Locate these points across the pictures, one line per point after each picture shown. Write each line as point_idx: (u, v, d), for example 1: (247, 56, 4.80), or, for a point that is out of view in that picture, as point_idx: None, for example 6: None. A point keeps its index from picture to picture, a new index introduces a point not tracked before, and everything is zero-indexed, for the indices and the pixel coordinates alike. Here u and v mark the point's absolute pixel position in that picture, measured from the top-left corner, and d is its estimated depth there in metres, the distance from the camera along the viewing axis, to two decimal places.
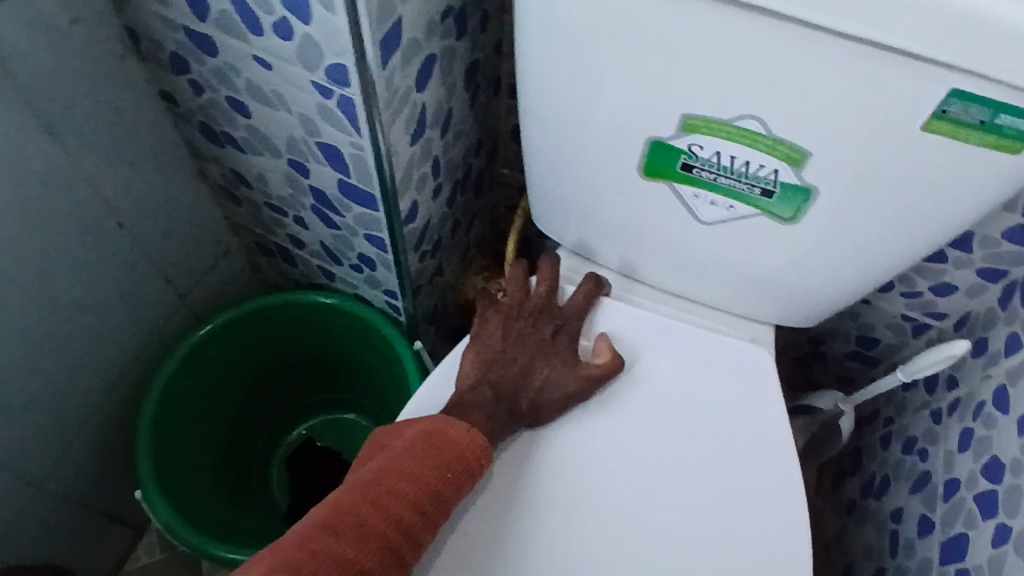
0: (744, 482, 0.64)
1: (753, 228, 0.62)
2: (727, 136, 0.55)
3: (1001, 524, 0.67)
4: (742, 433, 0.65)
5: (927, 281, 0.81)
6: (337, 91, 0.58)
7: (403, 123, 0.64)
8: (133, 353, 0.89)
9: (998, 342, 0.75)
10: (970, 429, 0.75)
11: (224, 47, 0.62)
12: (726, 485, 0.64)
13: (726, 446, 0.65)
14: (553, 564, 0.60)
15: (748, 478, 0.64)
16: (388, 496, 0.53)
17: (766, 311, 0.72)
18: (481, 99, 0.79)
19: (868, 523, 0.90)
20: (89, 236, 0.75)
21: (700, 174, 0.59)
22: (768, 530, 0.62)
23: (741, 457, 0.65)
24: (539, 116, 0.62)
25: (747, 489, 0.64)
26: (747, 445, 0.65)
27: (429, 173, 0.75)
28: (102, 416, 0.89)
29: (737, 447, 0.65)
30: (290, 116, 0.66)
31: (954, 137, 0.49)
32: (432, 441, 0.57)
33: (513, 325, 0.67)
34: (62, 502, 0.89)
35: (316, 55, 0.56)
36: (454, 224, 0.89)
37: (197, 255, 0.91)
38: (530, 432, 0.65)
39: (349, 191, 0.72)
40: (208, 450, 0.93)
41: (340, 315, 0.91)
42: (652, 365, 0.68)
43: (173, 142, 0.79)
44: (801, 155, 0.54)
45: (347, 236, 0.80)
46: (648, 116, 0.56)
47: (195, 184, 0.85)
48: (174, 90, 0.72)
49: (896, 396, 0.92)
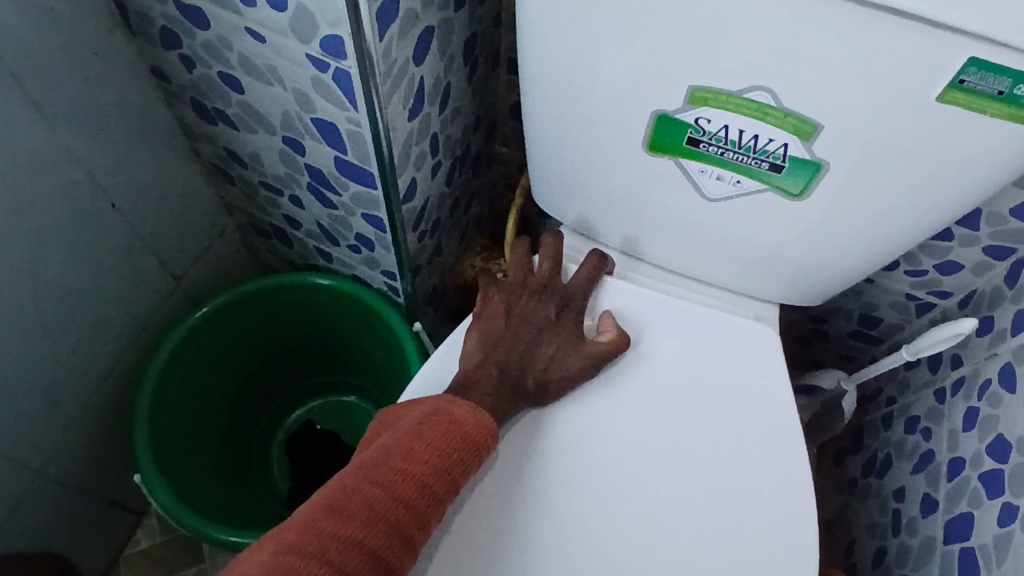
0: (750, 465, 0.63)
1: (760, 204, 0.61)
2: (735, 108, 0.53)
3: (1007, 503, 0.66)
4: (747, 410, 0.65)
5: (932, 259, 0.80)
6: (333, 64, 0.57)
7: (401, 98, 0.62)
8: (129, 336, 0.88)
9: (1005, 320, 0.74)
10: (975, 408, 0.75)
11: (216, 20, 0.60)
12: (732, 467, 0.63)
13: (731, 424, 0.64)
14: (556, 548, 0.59)
15: (755, 461, 0.63)
16: (393, 476, 0.52)
17: (771, 290, 0.71)
18: (479, 74, 0.77)
19: (870, 502, 0.90)
20: (81, 216, 0.73)
21: (706, 149, 0.58)
22: (773, 513, 0.62)
23: (746, 437, 0.64)
24: (543, 89, 0.60)
25: (752, 472, 0.63)
26: (753, 423, 0.64)
27: (428, 150, 0.73)
28: (100, 399, 0.88)
29: (741, 425, 0.64)
30: (284, 91, 0.64)
31: (970, 108, 0.47)
32: (437, 420, 0.55)
33: (516, 304, 0.66)
34: (60, 487, 0.88)
35: (311, 26, 0.54)
36: (453, 203, 0.88)
37: (192, 237, 0.90)
38: (534, 412, 0.64)
39: (345, 169, 0.70)
40: (208, 433, 0.93)
41: (338, 297, 0.90)
42: (656, 344, 0.67)
43: (164, 119, 0.78)
44: (811, 128, 0.52)
45: (345, 216, 0.79)
46: (653, 87, 0.54)
47: (187, 162, 0.83)
48: (165, 66, 0.70)
49: (898, 375, 0.91)
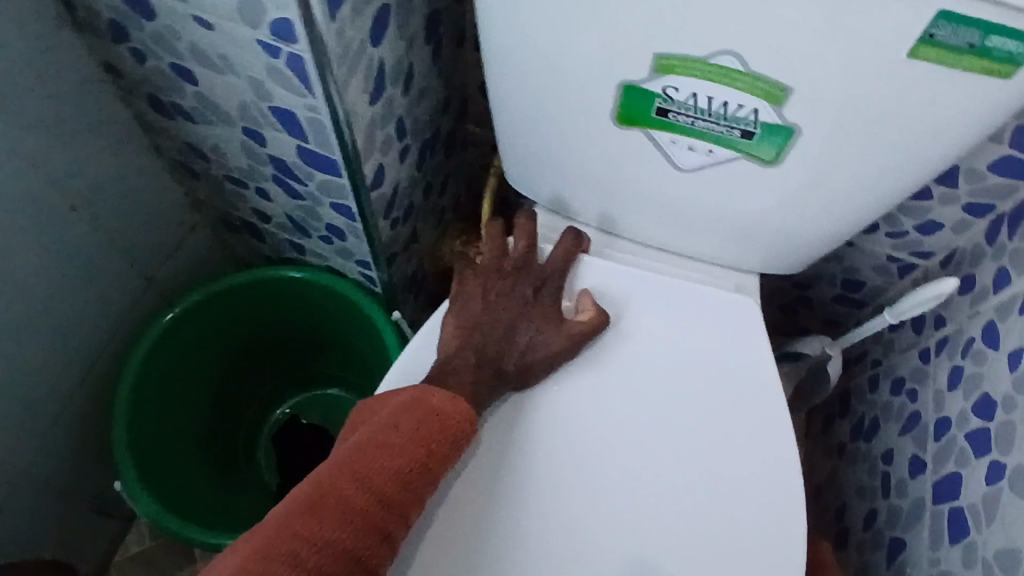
0: (739, 446, 0.62)
1: (733, 172, 0.60)
2: (702, 75, 0.51)
3: (994, 461, 0.66)
4: (736, 390, 0.64)
5: (912, 219, 0.79)
6: (284, 49, 0.54)
7: (361, 81, 0.60)
8: (102, 341, 0.85)
9: (987, 277, 0.74)
10: (960, 367, 0.75)
11: (162, 10, 0.57)
12: (720, 447, 0.62)
13: (718, 404, 0.63)
14: (542, 532, 0.58)
15: (742, 441, 0.62)
16: (368, 472, 0.50)
17: (752, 259, 0.70)
18: (444, 53, 0.75)
19: (858, 466, 0.89)
20: (40, 220, 0.71)
21: (676, 118, 0.56)
22: (760, 492, 0.61)
23: (732, 416, 0.63)
24: (507, 66, 0.58)
25: (741, 452, 0.62)
26: (740, 403, 0.63)
27: (394, 133, 0.71)
28: (76, 406, 0.86)
29: (730, 405, 0.63)
30: (239, 80, 0.61)
31: (942, 63, 0.46)
32: (413, 411, 0.54)
33: (493, 287, 0.64)
34: (43, 497, 0.87)
35: (259, 10, 0.52)
36: (426, 187, 0.86)
37: (161, 236, 0.87)
38: (515, 397, 0.62)
39: (309, 158, 0.68)
40: (191, 434, 0.91)
41: (312, 289, 0.88)
42: (636, 321, 0.65)
43: (122, 116, 0.75)
44: (781, 92, 0.51)
45: (313, 206, 0.76)
46: (619, 58, 0.53)
47: (150, 159, 0.81)
48: (117, 61, 0.68)
49: (883, 337, 0.91)
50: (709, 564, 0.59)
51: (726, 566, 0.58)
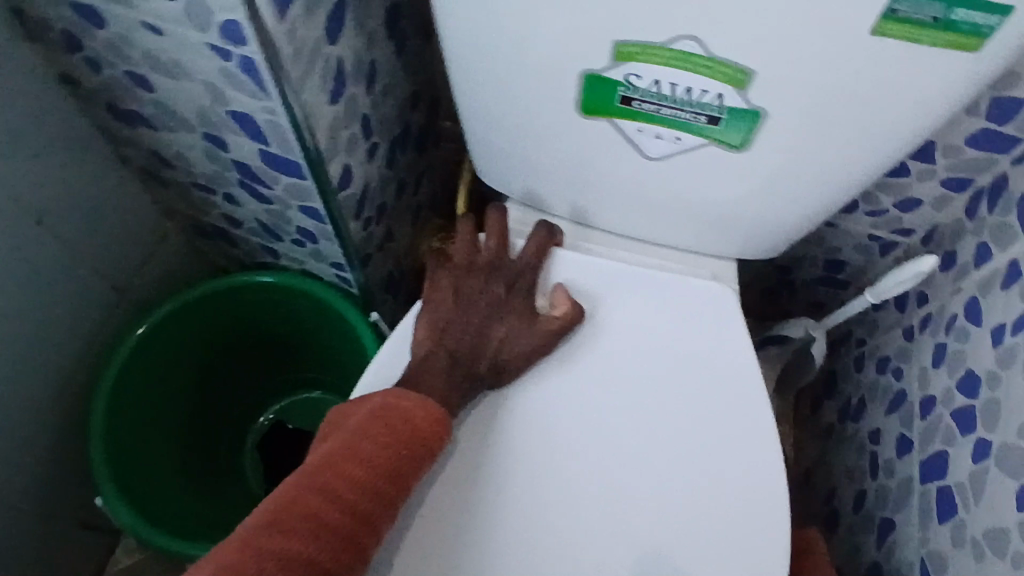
0: (744, 449, 0.61)
1: (702, 159, 0.58)
2: (663, 62, 0.50)
3: (979, 439, 0.66)
4: (736, 390, 0.62)
5: (891, 197, 0.78)
6: (235, 51, 0.53)
7: (318, 81, 0.58)
8: (76, 355, 0.84)
9: (968, 253, 0.73)
10: (943, 344, 0.74)
11: (111, 17, 0.55)
12: (719, 445, 0.61)
13: (720, 403, 0.62)
14: (523, 532, 0.57)
15: (744, 441, 0.61)
16: (335, 481, 0.50)
17: (728, 246, 0.69)
18: (409, 47, 0.73)
19: (846, 447, 0.89)
20: (3, 236, 0.69)
21: (640, 107, 0.55)
22: (759, 490, 0.60)
23: (735, 417, 0.62)
24: (467, 59, 0.57)
25: (748, 454, 0.61)
26: (741, 402, 0.62)
27: (360, 132, 0.69)
28: (53, 422, 0.84)
29: (731, 405, 0.62)
30: (194, 85, 0.60)
31: (907, 39, 0.45)
32: (382, 417, 0.54)
33: (465, 286, 0.63)
34: (26, 516, 0.85)
35: (206, 13, 0.50)
36: (399, 185, 0.84)
37: (132, 247, 0.85)
38: (491, 396, 0.61)
39: (272, 161, 0.66)
40: (173, 445, 0.90)
41: (286, 293, 0.86)
42: (612, 314, 0.64)
43: (83, 126, 0.73)
44: (744, 75, 0.49)
45: (281, 210, 0.75)
46: (580, 47, 0.51)
47: (115, 169, 0.79)
48: (72, 70, 0.66)
49: (867, 317, 0.90)
50: (709, 564, 0.58)
51: (728, 565, 0.57)
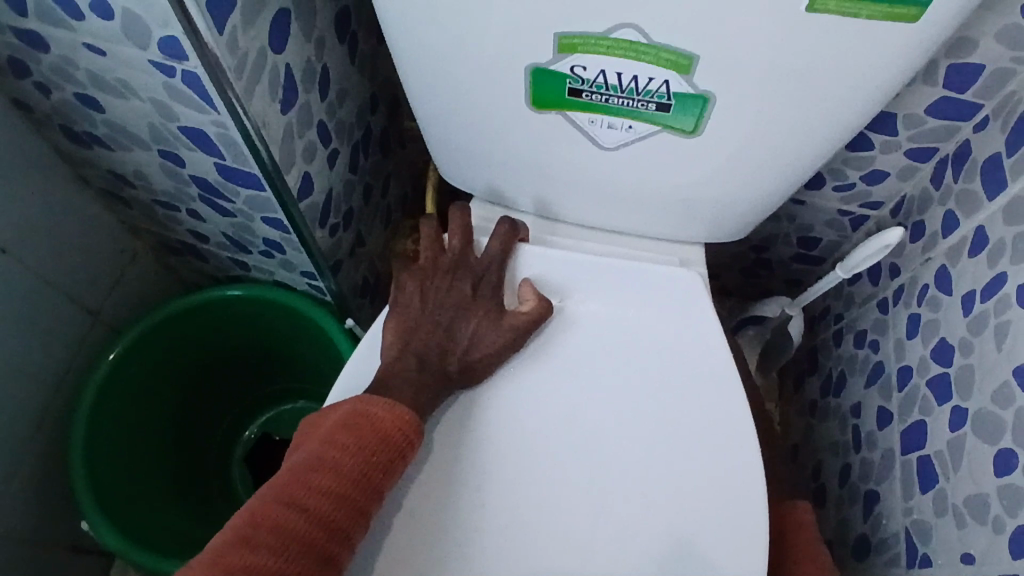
0: (736, 451, 0.60)
1: (658, 146, 0.58)
2: (607, 51, 0.50)
3: (956, 407, 0.66)
4: (716, 380, 0.62)
5: (857, 170, 0.78)
6: (177, 66, 0.52)
7: (266, 90, 0.58)
8: (52, 381, 0.83)
9: (935, 222, 0.73)
10: (916, 315, 0.74)
11: (52, 40, 0.54)
12: (710, 441, 0.61)
13: (707, 397, 0.62)
14: (502, 530, 0.57)
15: (735, 440, 0.61)
16: (306, 493, 0.50)
17: (694, 231, 0.69)
18: (362, 51, 0.73)
19: (830, 421, 0.89)
20: None
21: (590, 98, 0.54)
22: (747, 487, 0.59)
23: (725, 414, 0.61)
24: (414, 59, 0.56)
25: (740, 454, 0.60)
26: (733, 399, 0.62)
27: (317, 139, 0.69)
28: (34, 450, 0.84)
29: (711, 395, 0.62)
30: (142, 103, 0.59)
31: (844, 14, 0.44)
32: (353, 426, 0.53)
33: (431, 287, 0.63)
34: (16, 547, 0.85)
35: (143, 29, 0.50)
36: (364, 189, 0.84)
37: (101, 269, 0.85)
38: (463, 397, 0.61)
39: (229, 175, 0.65)
40: (157, 465, 0.89)
41: (258, 304, 0.86)
42: (580, 307, 0.64)
43: (40, 151, 0.72)
44: (688, 60, 0.49)
45: (245, 222, 0.74)
46: (524, 42, 0.51)
47: (77, 192, 0.78)
48: (22, 96, 0.65)
49: (842, 291, 0.90)
50: (690, 551, 0.58)
51: (717, 557, 0.57)
